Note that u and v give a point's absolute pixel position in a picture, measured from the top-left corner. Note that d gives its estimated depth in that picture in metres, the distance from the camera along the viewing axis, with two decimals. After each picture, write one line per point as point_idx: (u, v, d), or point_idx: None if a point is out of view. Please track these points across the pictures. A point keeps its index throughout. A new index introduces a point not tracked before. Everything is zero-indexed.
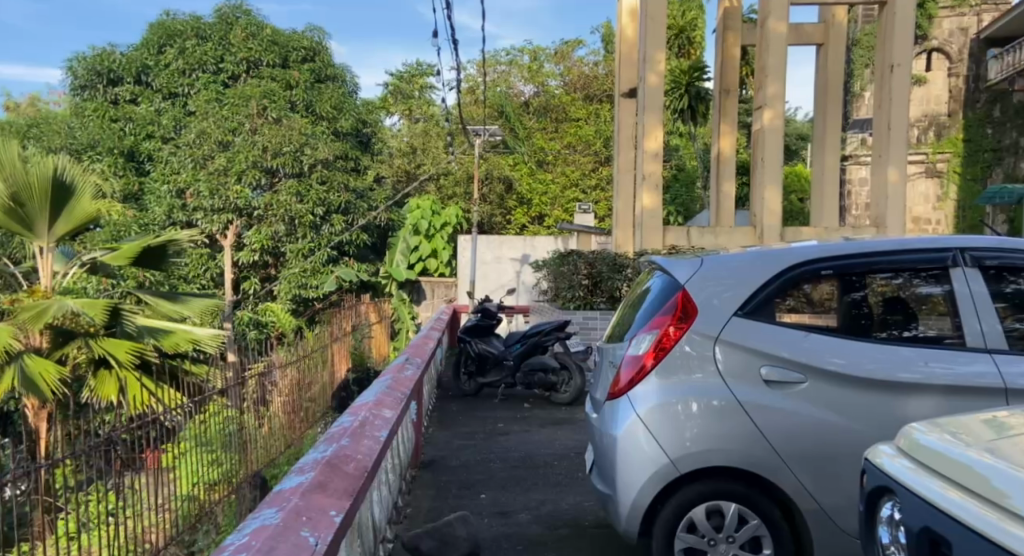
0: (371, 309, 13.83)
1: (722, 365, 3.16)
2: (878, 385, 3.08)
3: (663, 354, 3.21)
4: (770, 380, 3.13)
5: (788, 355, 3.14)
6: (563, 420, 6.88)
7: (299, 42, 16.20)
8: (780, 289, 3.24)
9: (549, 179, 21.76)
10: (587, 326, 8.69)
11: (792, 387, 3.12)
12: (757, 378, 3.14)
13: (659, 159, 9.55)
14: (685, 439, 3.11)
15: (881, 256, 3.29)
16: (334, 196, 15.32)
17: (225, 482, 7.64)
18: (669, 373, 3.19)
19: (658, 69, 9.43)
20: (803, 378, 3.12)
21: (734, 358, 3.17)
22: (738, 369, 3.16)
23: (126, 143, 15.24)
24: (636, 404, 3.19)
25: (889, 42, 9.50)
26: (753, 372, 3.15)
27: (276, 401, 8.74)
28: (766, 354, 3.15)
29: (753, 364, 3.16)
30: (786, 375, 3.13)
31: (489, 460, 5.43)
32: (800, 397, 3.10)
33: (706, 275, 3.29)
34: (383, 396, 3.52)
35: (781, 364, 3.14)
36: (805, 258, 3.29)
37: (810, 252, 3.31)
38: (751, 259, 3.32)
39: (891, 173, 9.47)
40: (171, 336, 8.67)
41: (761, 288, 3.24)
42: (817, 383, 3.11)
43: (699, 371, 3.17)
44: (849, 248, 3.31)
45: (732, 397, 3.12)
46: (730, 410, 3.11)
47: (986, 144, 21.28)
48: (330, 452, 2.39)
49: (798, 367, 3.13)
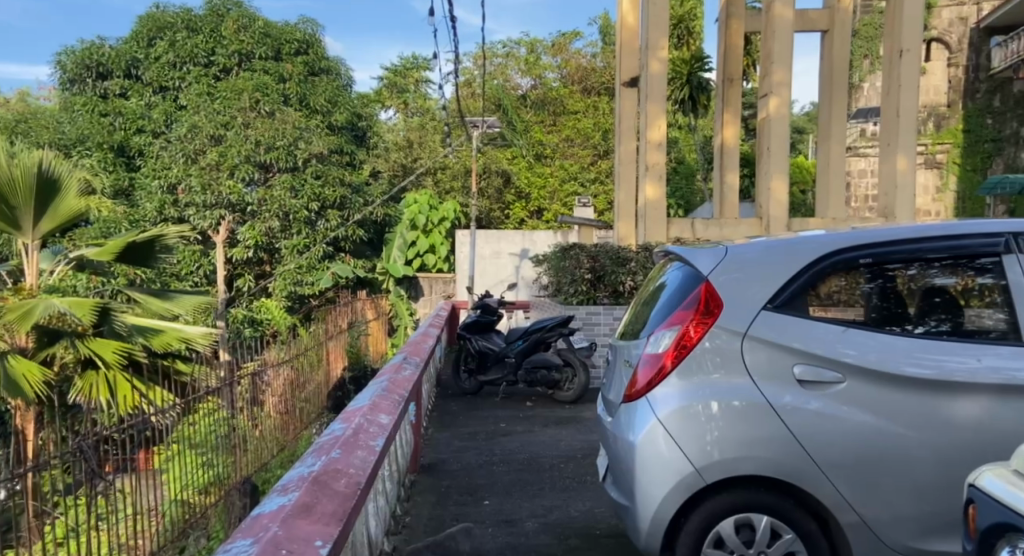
0: (369, 305, 13.53)
1: (750, 365, 2.91)
2: (924, 385, 2.82)
3: (684, 353, 2.96)
4: (802, 380, 2.88)
5: (820, 354, 2.89)
6: (567, 419, 6.63)
7: (291, 35, 15.99)
8: (801, 286, 2.99)
9: (547, 172, 21.51)
10: (590, 322, 8.44)
11: (829, 388, 2.86)
12: (790, 379, 2.88)
13: (663, 150, 9.26)
14: (706, 442, 2.85)
15: (902, 245, 3.05)
16: (329, 191, 15.04)
17: (216, 485, 7.43)
18: (690, 374, 2.94)
19: (660, 56, 9.14)
20: (840, 377, 2.86)
21: (761, 356, 2.92)
22: (767, 369, 2.90)
23: (116, 138, 14.95)
24: (655, 406, 2.94)
25: (898, 25, 9.21)
26: (784, 373, 2.89)
27: (269, 402, 8.50)
28: (794, 352, 2.90)
29: (782, 363, 2.90)
30: (821, 376, 2.87)
31: (493, 463, 5.16)
32: (838, 398, 2.85)
33: (722, 271, 3.04)
34: (379, 400, 3.25)
35: (813, 363, 2.89)
36: (824, 249, 3.04)
37: (829, 243, 3.06)
38: (765, 249, 3.08)
39: (901, 161, 9.19)
40: (160, 336, 8.46)
41: (785, 283, 3.00)
42: (856, 383, 2.85)
43: (719, 371, 2.92)
44: (865, 238, 3.06)
45: (762, 397, 2.87)
46: (759, 412, 2.86)
47: (987, 134, 21.02)
48: (318, 467, 2.11)
49: (834, 365, 2.88)
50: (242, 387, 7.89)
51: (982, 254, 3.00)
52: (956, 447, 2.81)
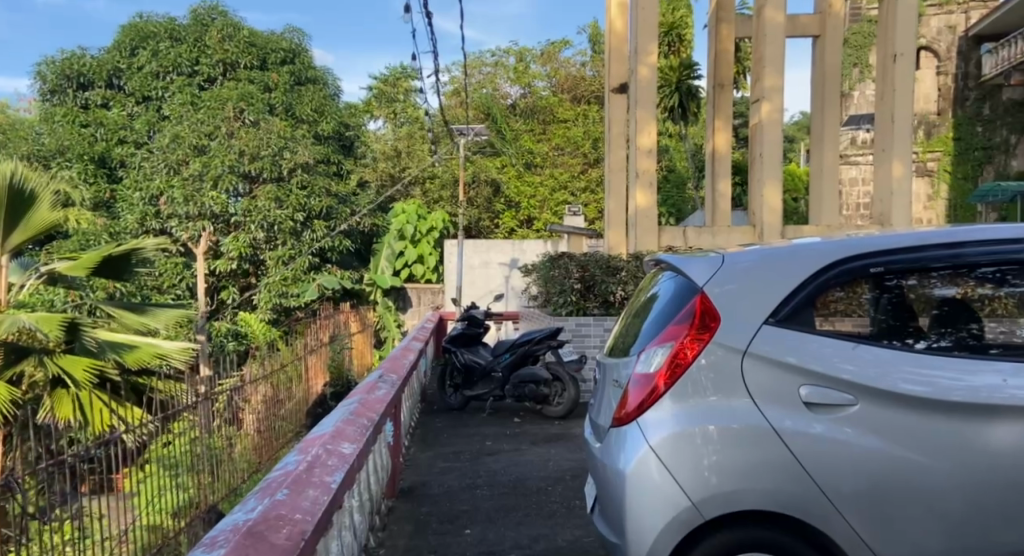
0: (352, 317, 13.19)
1: (751, 386, 2.64)
2: (946, 405, 2.55)
3: (678, 373, 2.69)
4: (811, 403, 2.60)
5: (826, 374, 2.62)
6: (557, 436, 6.34)
7: (277, 44, 15.76)
8: (802, 301, 2.73)
9: (537, 181, 21.25)
10: (580, 334, 8.15)
11: (841, 410, 2.59)
12: (796, 400, 2.61)
13: (653, 156, 9.03)
14: (702, 467, 2.59)
15: (905, 254, 2.80)
16: (315, 201, 14.80)
17: (188, 509, 7.10)
18: (684, 397, 2.67)
19: (648, 61, 8.90)
20: (852, 399, 2.59)
21: (763, 376, 2.65)
22: (771, 390, 2.63)
23: (97, 149, 14.63)
24: (647, 431, 2.67)
25: (893, 30, 8.97)
26: (790, 394, 2.62)
27: (246, 420, 8.24)
28: (797, 371, 2.63)
29: (786, 383, 2.63)
30: (831, 397, 2.60)
31: (477, 486, 4.88)
32: (850, 422, 2.57)
33: (719, 281, 2.77)
34: (345, 425, 2.96)
35: (820, 384, 2.62)
36: (825, 259, 2.78)
37: (830, 252, 2.80)
38: (760, 258, 2.82)
39: (897, 167, 8.94)
40: (134, 352, 8.29)
41: (786, 296, 2.73)
42: (870, 406, 2.58)
43: (714, 393, 2.65)
44: (864, 247, 2.81)
45: (765, 421, 2.60)
46: (763, 438, 2.58)
47: (977, 142, 20.87)
48: (258, 514, 1.88)
49: (844, 386, 2.60)
50: (219, 406, 7.65)
51: (983, 263, 2.79)
52: (986, 477, 2.52)
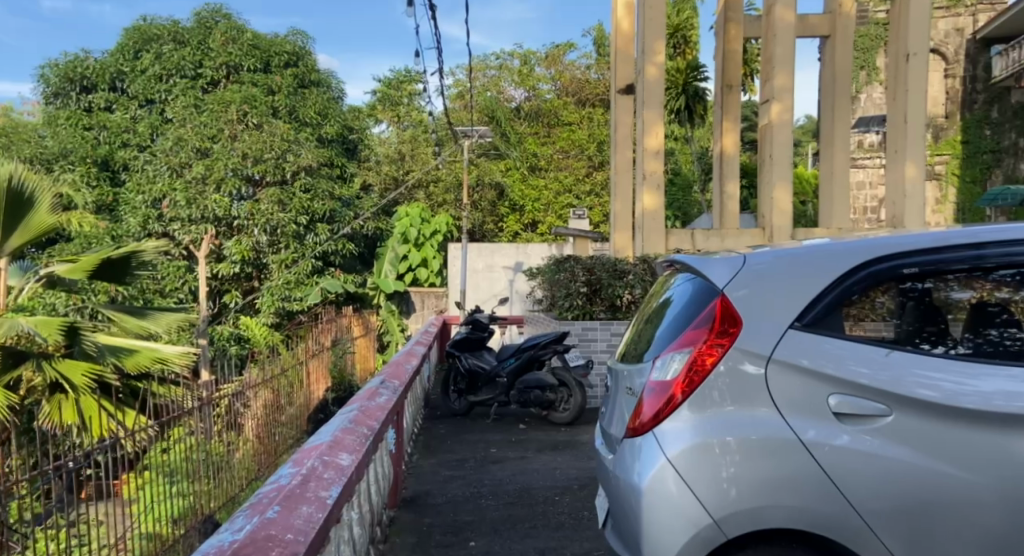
0: (355, 321, 13.05)
1: (777, 395, 2.51)
2: (976, 413, 2.40)
3: (698, 380, 2.56)
4: (840, 412, 2.46)
5: (852, 381, 2.48)
6: (563, 443, 6.19)
7: (280, 46, 15.66)
8: (824, 308, 2.59)
9: (542, 184, 21.11)
10: (586, 338, 7.97)
11: (873, 421, 2.45)
12: (824, 410, 2.47)
13: (661, 158, 8.87)
14: (721, 479, 2.46)
15: (929, 255, 2.65)
16: (318, 204, 14.70)
17: (188, 516, 6.97)
18: (704, 406, 2.54)
19: (656, 60, 8.76)
20: (886, 409, 2.44)
21: (788, 384, 2.51)
22: (797, 400, 2.49)
23: (100, 152, 14.53)
24: (665, 443, 2.53)
25: (904, 30, 8.81)
26: (818, 404, 2.48)
27: (247, 425, 8.12)
28: (825, 379, 2.49)
29: (814, 392, 2.49)
30: (862, 407, 2.46)
31: (481, 496, 4.73)
32: (883, 434, 2.43)
33: (742, 284, 2.63)
34: (344, 435, 2.80)
35: (850, 392, 2.48)
36: (846, 262, 2.64)
37: (850, 255, 2.66)
38: (780, 259, 2.67)
39: (910, 169, 8.78)
40: (133, 356, 8.16)
41: (809, 301, 2.59)
42: (904, 417, 2.43)
43: (732, 402, 2.52)
44: (885, 248, 2.65)
45: (792, 432, 2.46)
46: (790, 451, 2.45)
47: (986, 145, 20.62)
48: (244, 535, 1.75)
49: (875, 395, 2.46)
50: (217, 411, 7.54)
51: (1002, 266, 2.64)
52: None
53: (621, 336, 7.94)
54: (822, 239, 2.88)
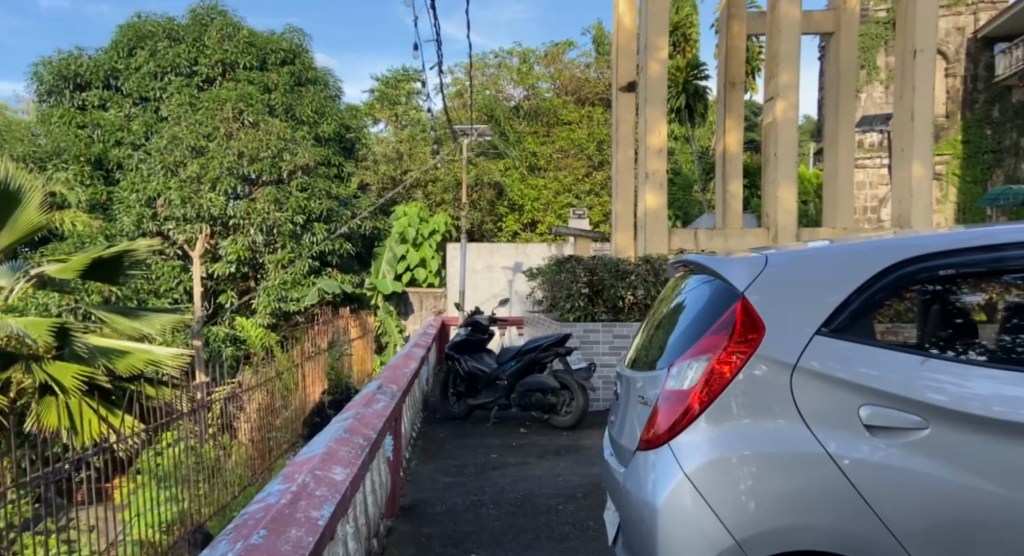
0: (352, 322, 12.86)
1: (801, 406, 2.37)
2: (1004, 425, 2.24)
3: (717, 391, 2.43)
4: (871, 425, 2.32)
5: (882, 391, 2.34)
6: (565, 449, 6.02)
7: (277, 44, 15.48)
8: (847, 316, 2.44)
9: (541, 184, 20.95)
10: (588, 340, 7.80)
11: (907, 435, 2.29)
12: (854, 422, 2.33)
13: (664, 156, 8.71)
14: (739, 493, 2.34)
15: (952, 258, 2.48)
16: (315, 204, 14.58)
17: (180, 523, 6.81)
18: (721, 419, 2.42)
19: (659, 56, 8.60)
20: (922, 422, 2.28)
21: (812, 394, 2.37)
22: (826, 412, 2.35)
23: (94, 150, 14.30)
24: (682, 457, 2.41)
25: (911, 27, 8.61)
26: (849, 415, 2.33)
27: (241, 429, 7.96)
28: (855, 389, 2.35)
29: (844, 403, 2.35)
30: (895, 420, 2.31)
31: (482, 504, 4.56)
32: (917, 449, 2.28)
33: (762, 289, 2.50)
34: (338, 445, 2.63)
35: (883, 404, 2.33)
36: (869, 267, 2.48)
37: (869, 258, 2.50)
38: (801, 263, 2.53)
39: (916, 168, 8.62)
40: (125, 358, 7.93)
41: (835, 308, 2.45)
42: (940, 429, 2.27)
43: (749, 414, 2.40)
44: (904, 250, 2.49)
45: (821, 446, 2.33)
46: (817, 466, 2.31)
47: (986, 145, 20.37)
48: None
49: (908, 407, 2.31)
50: (211, 414, 7.40)
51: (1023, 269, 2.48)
52: None
53: (623, 337, 7.78)
54: (838, 240, 2.73)
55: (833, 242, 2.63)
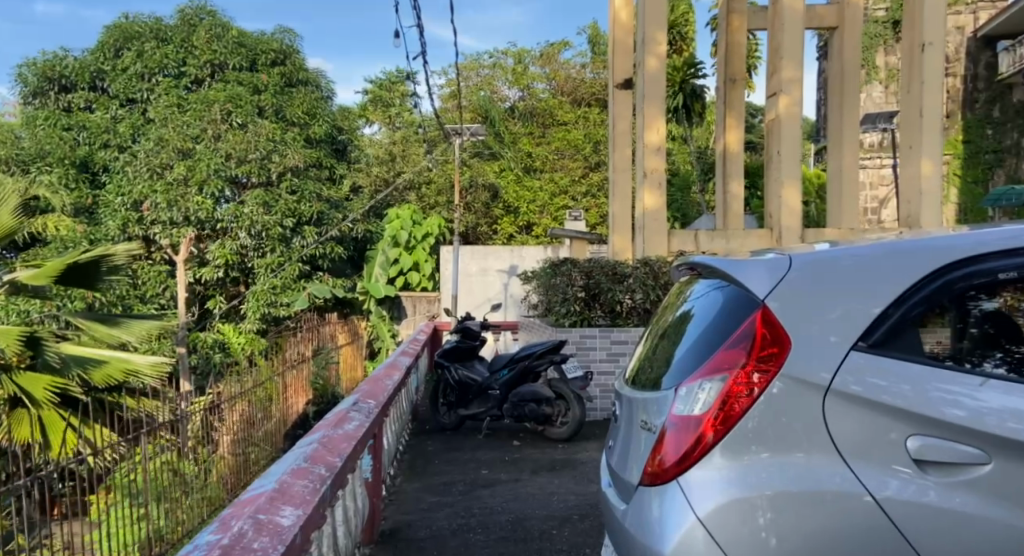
0: (340, 328, 12.47)
1: (835, 436, 2.05)
2: None
3: (732, 420, 2.12)
4: (920, 459, 1.98)
5: (923, 413, 2.00)
6: (560, 464, 5.65)
7: (267, 44, 15.14)
8: (886, 331, 2.11)
9: (536, 186, 20.56)
10: (584, 347, 7.45)
11: (964, 472, 1.94)
12: (899, 453, 2.00)
13: (662, 155, 8.36)
14: (757, 528, 2.03)
15: (982, 262, 2.16)
16: (305, 206, 14.24)
17: (156, 542, 6.43)
18: (739, 453, 2.10)
19: (657, 51, 8.25)
20: (983, 455, 1.93)
21: (847, 422, 2.05)
22: (863, 442, 2.02)
23: (79, 153, 13.86)
24: (694, 498, 2.10)
25: (918, 19, 8.25)
26: (891, 446, 2.00)
27: (223, 441, 7.64)
28: (898, 416, 2.01)
29: (883, 431, 2.02)
30: (947, 452, 1.97)
31: (470, 528, 4.20)
32: (973, 486, 1.93)
33: (787, 298, 2.17)
34: (293, 480, 2.28)
35: (932, 433, 1.99)
36: (902, 275, 2.16)
37: (902, 263, 2.17)
38: (830, 269, 2.21)
39: (926, 165, 8.24)
40: (101, 369, 7.59)
41: (870, 321, 2.12)
42: (1005, 463, 1.92)
43: (767, 448, 2.08)
44: (937, 254, 2.16)
45: (857, 483, 2.00)
46: (854, 506, 1.99)
47: (987, 145, 19.67)
48: None
49: (964, 436, 1.96)
50: (191, 425, 7.03)
51: None
52: None
53: (622, 343, 7.45)
54: (854, 241, 2.42)
55: (860, 243, 2.30)
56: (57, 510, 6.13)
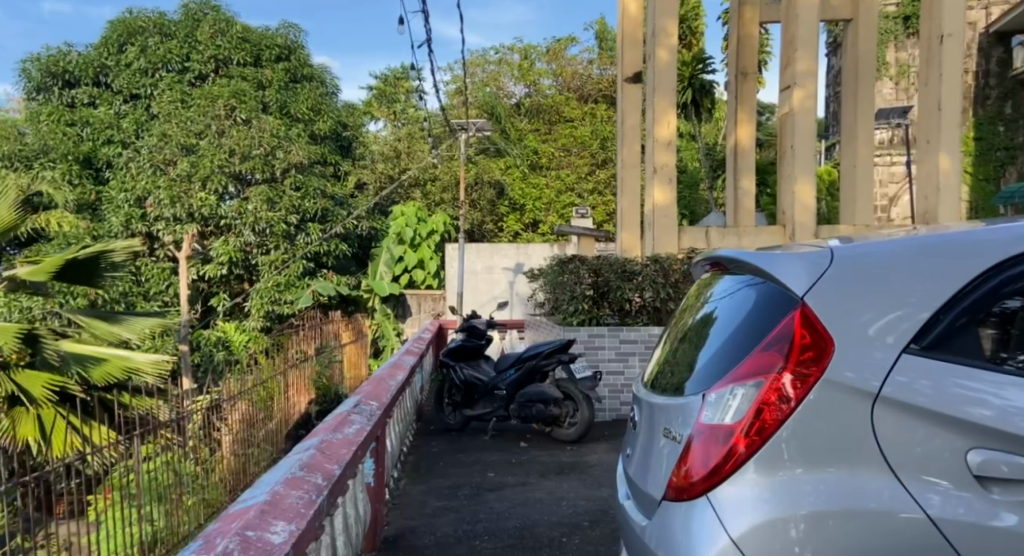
0: (344, 326, 12.30)
1: (884, 448, 1.95)
2: None
3: (767, 431, 2.02)
4: (982, 475, 1.88)
5: (956, 419, 1.92)
6: (570, 466, 5.49)
7: (271, 40, 15.02)
8: (938, 335, 2.00)
9: (543, 183, 20.37)
10: (593, 346, 7.26)
11: None
12: (958, 468, 1.90)
13: (673, 150, 8.18)
14: (791, 543, 1.94)
15: None
16: (309, 203, 14.09)
17: (155, 545, 6.27)
18: (772, 468, 2.00)
19: (667, 43, 8.08)
20: None
21: (899, 434, 1.95)
22: (916, 457, 1.93)
23: (82, 149, 13.70)
24: (726, 515, 2.01)
25: (937, 10, 8.05)
26: (949, 461, 1.91)
27: (224, 441, 7.48)
28: (956, 428, 1.92)
29: (941, 444, 1.92)
30: (1012, 467, 1.86)
31: (477, 535, 4.04)
32: None
33: (832, 300, 2.05)
34: (287, 492, 2.10)
35: (993, 446, 1.89)
36: (953, 274, 2.04)
37: (953, 262, 2.05)
38: (873, 268, 2.09)
39: (943, 160, 8.04)
40: (100, 367, 7.43)
41: (921, 325, 2.02)
42: None
43: (801, 465, 1.99)
44: (987, 251, 2.05)
45: (910, 499, 1.91)
46: (907, 523, 1.90)
47: (999, 142, 19.40)
48: None
49: None
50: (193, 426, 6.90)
51: None
52: None
53: (631, 342, 7.25)
54: (894, 235, 2.29)
55: (900, 237, 2.18)
56: (59, 508, 6.05)
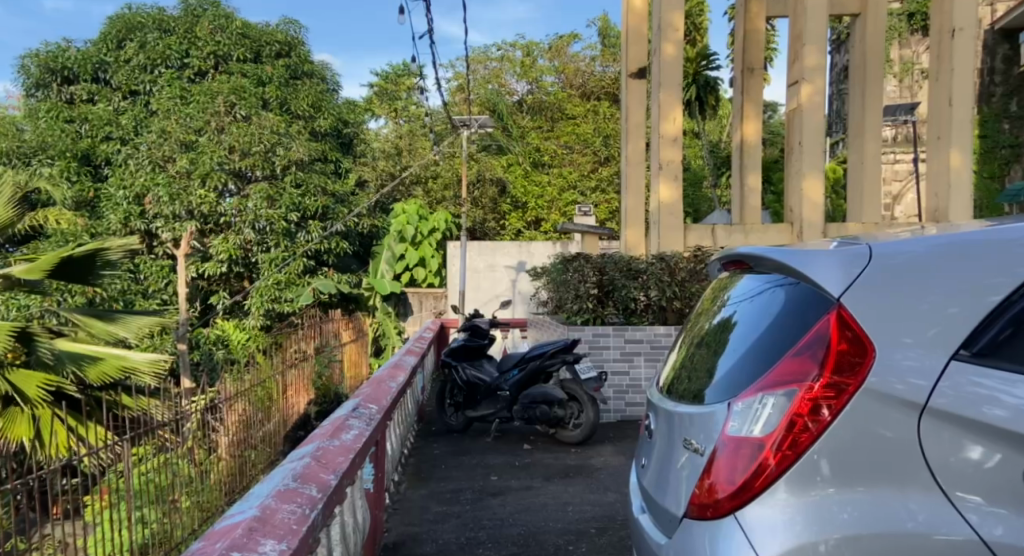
0: (345, 325, 12.17)
1: (929, 463, 1.83)
2: None
3: (799, 448, 1.90)
4: None
5: (1005, 431, 1.77)
6: (574, 469, 5.36)
7: (272, 36, 14.91)
8: (992, 338, 1.86)
9: (545, 181, 20.19)
10: (598, 345, 7.11)
11: None
12: (1012, 487, 1.76)
13: (678, 146, 8.03)
14: None
15: None
16: (310, 200, 13.97)
17: (152, 547, 6.14)
18: (805, 487, 1.89)
19: (674, 37, 7.94)
20: None
21: (944, 449, 1.82)
22: (965, 474, 1.80)
23: (81, 145, 13.53)
24: (753, 535, 1.89)
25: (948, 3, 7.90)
26: (1003, 479, 1.77)
27: (221, 442, 7.35)
28: (1011, 442, 1.77)
29: (992, 460, 1.78)
30: None
31: (479, 542, 3.90)
32: None
33: (875, 302, 1.92)
34: (279, 507, 1.96)
35: None
36: (1008, 272, 1.90)
37: (1007, 259, 1.91)
38: (916, 266, 1.96)
39: (954, 155, 7.90)
40: (97, 365, 7.31)
41: (973, 327, 1.88)
42: None
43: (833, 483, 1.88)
44: None
45: (959, 521, 1.78)
46: (953, 546, 1.77)
47: (1004, 140, 19.20)
48: None
49: None
50: (191, 425, 6.77)
51: None
52: None
53: (636, 342, 7.10)
54: (936, 231, 2.15)
55: (944, 234, 2.04)
56: (55, 510, 5.94)
